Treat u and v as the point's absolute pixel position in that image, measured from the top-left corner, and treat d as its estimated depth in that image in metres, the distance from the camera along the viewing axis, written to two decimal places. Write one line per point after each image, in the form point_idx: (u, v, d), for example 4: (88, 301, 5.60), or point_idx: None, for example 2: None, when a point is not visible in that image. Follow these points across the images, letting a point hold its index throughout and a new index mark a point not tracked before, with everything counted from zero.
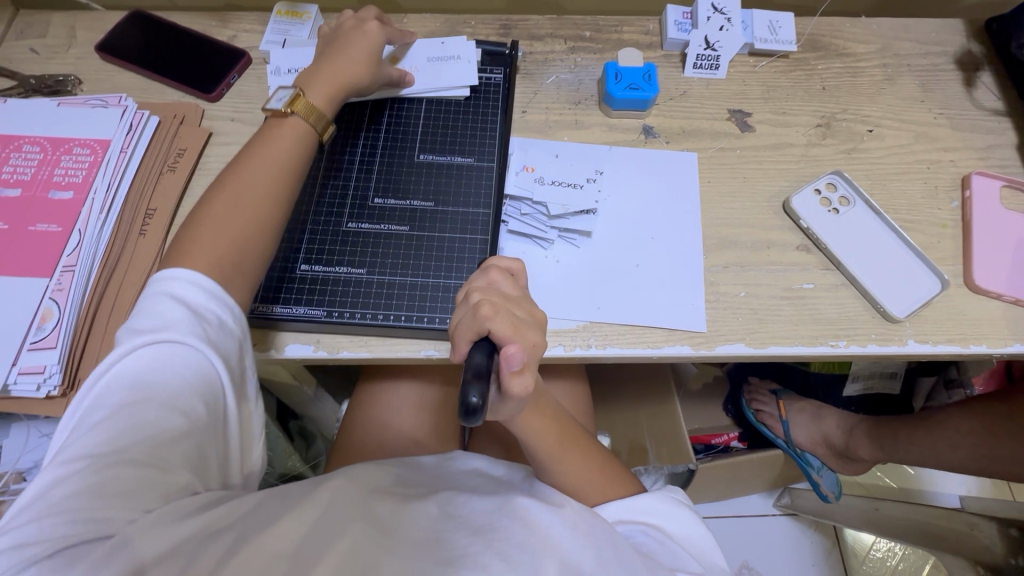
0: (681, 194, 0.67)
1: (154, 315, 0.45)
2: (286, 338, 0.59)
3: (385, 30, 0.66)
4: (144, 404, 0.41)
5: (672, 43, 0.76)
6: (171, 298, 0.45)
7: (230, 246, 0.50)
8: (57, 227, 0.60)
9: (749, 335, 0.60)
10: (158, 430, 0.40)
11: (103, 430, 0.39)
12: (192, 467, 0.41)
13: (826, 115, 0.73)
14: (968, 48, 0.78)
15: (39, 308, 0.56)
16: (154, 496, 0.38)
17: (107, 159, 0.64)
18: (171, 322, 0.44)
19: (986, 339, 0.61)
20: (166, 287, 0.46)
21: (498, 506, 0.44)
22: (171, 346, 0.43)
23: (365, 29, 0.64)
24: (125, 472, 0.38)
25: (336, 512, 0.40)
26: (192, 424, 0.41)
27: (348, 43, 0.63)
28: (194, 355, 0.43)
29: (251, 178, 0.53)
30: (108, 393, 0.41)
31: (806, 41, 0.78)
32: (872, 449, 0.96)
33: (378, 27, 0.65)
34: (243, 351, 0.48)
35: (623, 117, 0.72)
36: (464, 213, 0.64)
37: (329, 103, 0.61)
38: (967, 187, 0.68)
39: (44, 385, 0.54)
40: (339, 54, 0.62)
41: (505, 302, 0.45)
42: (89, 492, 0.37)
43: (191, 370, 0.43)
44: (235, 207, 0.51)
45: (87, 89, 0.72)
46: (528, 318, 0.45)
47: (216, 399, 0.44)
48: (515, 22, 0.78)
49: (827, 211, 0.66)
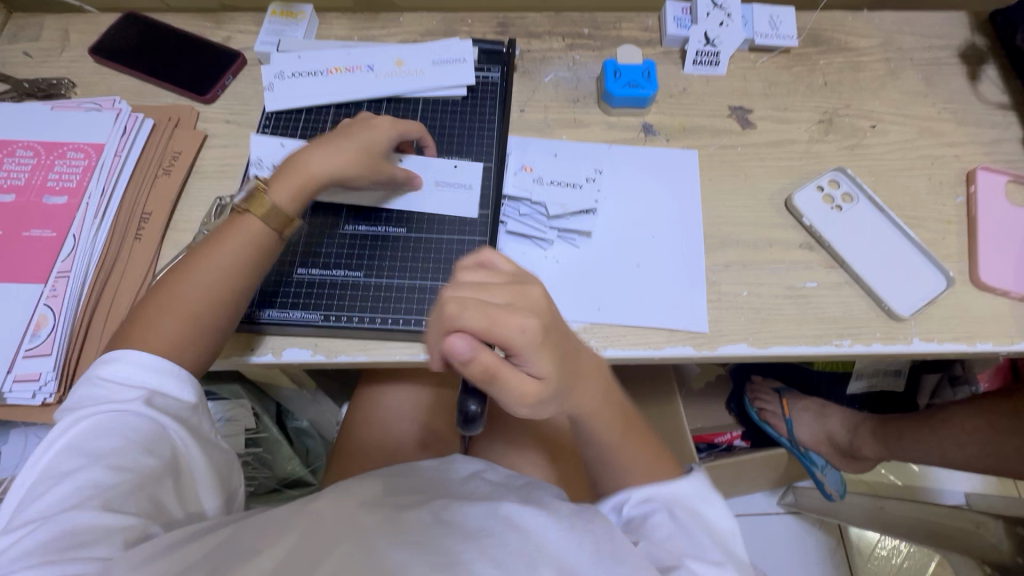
0: (681, 192, 0.66)
1: (92, 397, 0.47)
2: (284, 342, 0.58)
3: (398, 129, 0.61)
4: (91, 464, 0.42)
5: (671, 39, 0.75)
6: (106, 376, 0.47)
7: (182, 336, 0.50)
8: (51, 232, 0.60)
9: (751, 335, 0.60)
10: (109, 485, 0.42)
11: (52, 495, 0.41)
12: (149, 510, 0.42)
13: (829, 111, 0.72)
14: (972, 41, 0.77)
15: (34, 315, 0.56)
16: (115, 540, 0.39)
17: (102, 163, 0.63)
18: (115, 397, 0.46)
19: (992, 337, 0.60)
20: (99, 369, 0.48)
21: (490, 513, 0.43)
22: (117, 407, 0.46)
23: (375, 126, 0.60)
24: (79, 524, 0.39)
25: (324, 522, 0.39)
26: (144, 474, 0.43)
27: (344, 138, 0.58)
28: (141, 411, 0.46)
29: (206, 265, 0.52)
30: (56, 463, 0.43)
31: (807, 36, 0.77)
32: (876, 447, 0.95)
33: (388, 125, 0.61)
34: (194, 405, 0.50)
35: (623, 115, 0.71)
36: (462, 214, 0.63)
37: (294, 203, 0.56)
38: (972, 183, 0.67)
39: (40, 393, 0.54)
40: (329, 147, 0.57)
41: (477, 290, 0.40)
42: (43, 547, 0.37)
43: (139, 423, 0.45)
44: (192, 284, 0.52)
45: (82, 92, 0.71)
46: (511, 303, 0.39)
47: (166, 447, 0.46)
48: (512, 19, 0.78)
49: (830, 208, 0.65)
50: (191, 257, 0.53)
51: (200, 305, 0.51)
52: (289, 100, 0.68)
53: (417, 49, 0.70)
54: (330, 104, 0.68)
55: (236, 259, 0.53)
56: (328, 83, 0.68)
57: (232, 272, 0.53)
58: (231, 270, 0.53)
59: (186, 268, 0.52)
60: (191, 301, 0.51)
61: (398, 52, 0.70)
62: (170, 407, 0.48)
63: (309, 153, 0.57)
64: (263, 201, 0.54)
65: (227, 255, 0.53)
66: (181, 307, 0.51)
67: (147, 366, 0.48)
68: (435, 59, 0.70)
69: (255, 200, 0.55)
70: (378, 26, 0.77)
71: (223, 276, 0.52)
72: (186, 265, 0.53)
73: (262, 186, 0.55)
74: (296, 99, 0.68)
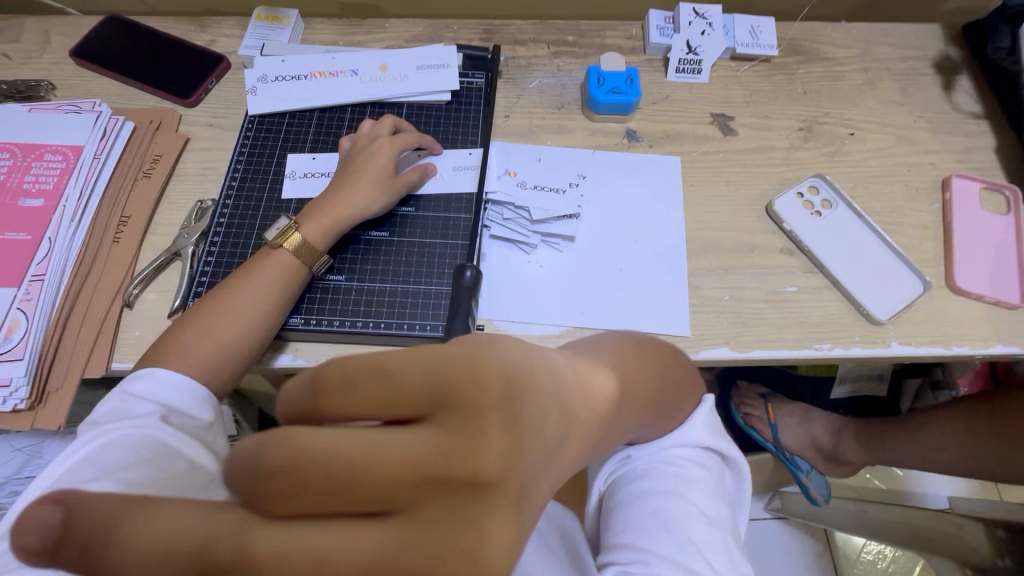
0: (664, 199, 0.67)
1: (116, 410, 0.45)
2: (273, 349, 0.57)
3: (398, 146, 0.62)
4: (104, 476, 0.41)
5: (655, 47, 0.76)
6: (133, 390, 0.46)
7: (214, 364, 0.50)
8: (26, 235, 0.59)
9: (733, 340, 0.60)
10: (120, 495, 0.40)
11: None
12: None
13: (808, 119, 0.73)
14: (946, 53, 0.79)
15: (6, 319, 0.55)
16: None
17: (79, 166, 0.63)
18: (137, 412, 0.45)
19: (968, 341, 0.61)
20: (126, 385, 0.47)
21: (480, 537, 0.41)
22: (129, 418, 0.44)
23: (377, 150, 0.61)
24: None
25: None
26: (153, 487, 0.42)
27: (358, 175, 0.60)
28: (156, 425, 0.44)
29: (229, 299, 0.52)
30: (72, 475, 0.41)
31: (787, 46, 0.78)
32: (860, 451, 0.96)
33: (390, 146, 0.62)
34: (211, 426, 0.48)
35: (606, 121, 0.72)
36: (445, 219, 0.63)
37: (324, 235, 0.57)
38: (947, 190, 0.69)
39: (10, 399, 0.52)
40: (346, 186, 0.59)
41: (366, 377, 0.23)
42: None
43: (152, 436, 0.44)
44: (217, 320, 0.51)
45: (62, 95, 0.70)
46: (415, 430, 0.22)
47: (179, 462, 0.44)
48: (497, 27, 0.78)
49: (810, 214, 0.66)
50: (226, 286, 0.54)
51: (235, 329, 0.51)
52: (272, 105, 0.67)
53: (406, 57, 0.70)
54: (313, 108, 0.68)
55: (272, 287, 0.54)
56: (312, 87, 0.68)
57: (267, 301, 0.53)
58: (264, 299, 0.53)
59: (220, 297, 0.52)
60: (229, 332, 0.51)
61: (383, 58, 0.70)
62: (188, 423, 0.46)
63: (331, 193, 0.59)
64: (295, 237, 0.56)
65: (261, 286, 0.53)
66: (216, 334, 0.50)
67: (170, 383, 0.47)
68: (418, 65, 0.70)
69: (285, 236, 0.56)
70: (363, 32, 0.77)
71: (261, 305, 0.53)
72: (216, 296, 0.53)
73: (294, 225, 0.56)
74: (279, 103, 0.68)
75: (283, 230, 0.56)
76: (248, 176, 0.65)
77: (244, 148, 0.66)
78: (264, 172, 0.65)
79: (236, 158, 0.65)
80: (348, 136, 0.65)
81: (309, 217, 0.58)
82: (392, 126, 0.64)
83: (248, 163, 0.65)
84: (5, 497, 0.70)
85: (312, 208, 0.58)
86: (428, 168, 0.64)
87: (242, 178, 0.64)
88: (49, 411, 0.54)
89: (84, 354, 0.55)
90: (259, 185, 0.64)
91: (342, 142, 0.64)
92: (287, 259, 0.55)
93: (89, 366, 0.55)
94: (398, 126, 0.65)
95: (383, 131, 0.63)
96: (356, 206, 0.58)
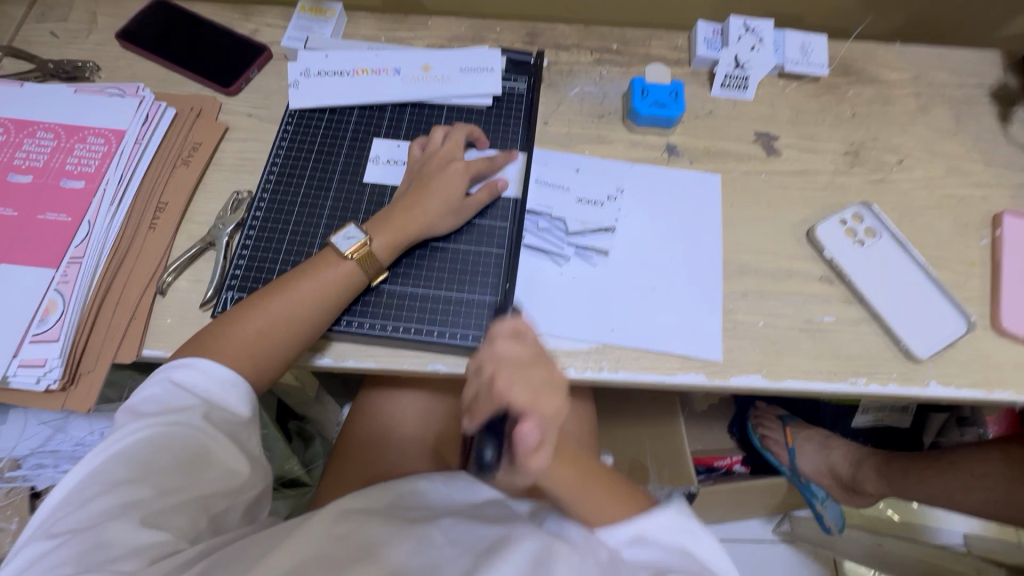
0: (702, 217, 0.66)
1: (156, 400, 0.48)
2: (313, 350, 0.58)
3: (472, 168, 0.62)
4: (141, 480, 0.44)
5: (701, 60, 0.74)
6: (177, 380, 0.50)
7: (261, 360, 0.53)
8: (66, 217, 0.59)
9: (765, 367, 0.59)
10: (154, 499, 0.44)
11: (97, 504, 0.42)
12: (182, 528, 0.44)
13: (855, 143, 0.71)
14: (1004, 81, 0.76)
15: (44, 300, 0.56)
16: (141, 556, 0.40)
17: (121, 150, 0.63)
18: (180, 405, 0.48)
19: (1011, 386, 0.59)
20: (171, 371, 0.50)
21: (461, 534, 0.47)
22: (173, 418, 0.47)
23: (451, 172, 0.61)
24: (115, 539, 0.41)
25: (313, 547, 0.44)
26: (191, 490, 0.45)
27: (428, 193, 0.59)
28: (197, 424, 0.47)
29: (285, 311, 0.54)
30: (110, 471, 0.44)
31: (837, 66, 0.76)
32: (879, 484, 0.93)
33: (463, 166, 0.61)
34: (248, 425, 0.51)
35: (646, 134, 0.70)
36: (483, 227, 0.63)
37: (391, 251, 0.58)
38: (998, 226, 0.66)
39: (44, 378, 0.53)
40: (414, 200, 0.59)
41: (514, 359, 0.44)
42: (76, 558, 0.39)
43: (189, 437, 0.47)
44: (270, 326, 0.53)
45: (106, 76, 0.71)
46: (545, 380, 0.44)
47: (216, 460, 0.47)
48: (541, 30, 0.77)
49: (852, 242, 0.64)
50: (286, 284, 0.55)
51: (289, 328, 0.54)
52: (313, 100, 0.67)
53: (457, 60, 0.70)
54: (354, 105, 0.68)
55: (327, 291, 0.55)
56: (354, 84, 0.68)
57: (321, 301, 0.55)
58: (320, 306, 0.55)
59: (279, 295, 0.54)
60: (282, 340, 0.53)
61: (427, 59, 0.69)
62: (226, 422, 0.49)
63: (400, 207, 0.59)
64: (360, 248, 0.56)
65: (320, 292, 0.55)
66: (273, 334, 0.53)
67: (214, 378, 0.50)
68: (463, 68, 0.69)
69: (354, 249, 0.56)
70: (405, 28, 0.77)
71: (313, 310, 0.54)
72: (275, 292, 0.55)
73: (364, 236, 0.57)
74: (320, 99, 0.67)
75: (352, 240, 0.56)
76: (287, 170, 0.64)
77: (284, 141, 0.66)
78: (303, 167, 0.65)
79: (275, 152, 0.65)
80: (418, 142, 0.65)
81: (373, 226, 0.58)
82: (464, 137, 0.64)
83: (286, 158, 0.65)
84: (29, 469, 0.71)
85: (379, 217, 0.59)
86: (496, 185, 0.62)
87: (279, 173, 0.64)
88: (80, 393, 0.55)
89: (117, 338, 0.56)
90: (296, 180, 0.64)
91: (413, 148, 0.64)
92: (350, 270, 0.56)
93: (120, 351, 0.56)
94: (470, 135, 0.65)
95: (456, 149, 0.63)
96: (419, 219, 0.59)
